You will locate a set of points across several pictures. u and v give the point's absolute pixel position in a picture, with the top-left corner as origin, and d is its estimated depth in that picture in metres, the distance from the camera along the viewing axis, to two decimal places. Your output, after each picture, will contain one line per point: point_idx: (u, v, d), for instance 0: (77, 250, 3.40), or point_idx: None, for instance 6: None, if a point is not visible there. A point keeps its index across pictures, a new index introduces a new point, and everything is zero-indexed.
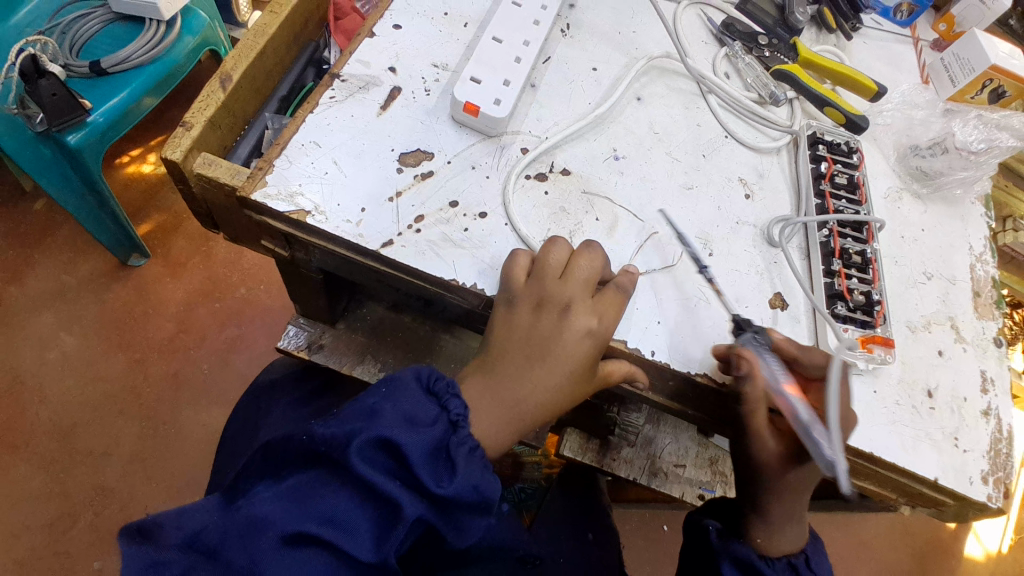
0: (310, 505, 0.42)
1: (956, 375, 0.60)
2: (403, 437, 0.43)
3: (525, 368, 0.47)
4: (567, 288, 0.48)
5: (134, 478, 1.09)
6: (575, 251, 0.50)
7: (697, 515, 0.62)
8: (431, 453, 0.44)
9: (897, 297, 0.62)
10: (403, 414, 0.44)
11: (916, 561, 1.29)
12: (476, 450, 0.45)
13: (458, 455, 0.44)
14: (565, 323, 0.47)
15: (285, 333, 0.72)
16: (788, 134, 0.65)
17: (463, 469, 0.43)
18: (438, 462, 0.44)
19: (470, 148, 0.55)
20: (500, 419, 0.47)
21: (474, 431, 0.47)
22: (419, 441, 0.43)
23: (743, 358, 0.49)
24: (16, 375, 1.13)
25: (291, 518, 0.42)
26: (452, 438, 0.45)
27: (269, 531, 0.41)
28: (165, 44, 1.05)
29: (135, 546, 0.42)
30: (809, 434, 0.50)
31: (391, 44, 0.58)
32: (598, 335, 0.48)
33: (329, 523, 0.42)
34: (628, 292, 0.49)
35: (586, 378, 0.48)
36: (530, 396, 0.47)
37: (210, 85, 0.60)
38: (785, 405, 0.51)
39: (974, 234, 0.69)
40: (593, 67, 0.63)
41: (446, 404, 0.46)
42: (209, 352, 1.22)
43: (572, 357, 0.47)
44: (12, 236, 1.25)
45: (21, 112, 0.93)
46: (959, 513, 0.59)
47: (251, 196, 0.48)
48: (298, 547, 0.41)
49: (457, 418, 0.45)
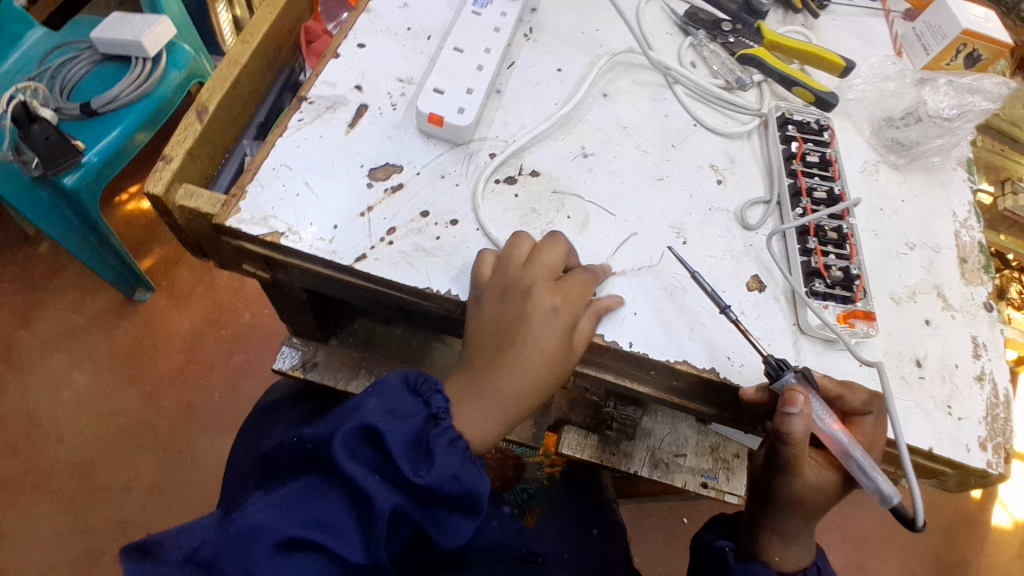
0: (302, 509, 0.43)
1: (945, 343, 0.60)
2: (383, 426, 0.44)
3: (496, 359, 0.48)
4: (530, 272, 0.49)
5: (154, 510, 1.11)
6: (537, 243, 0.51)
7: (712, 537, 0.62)
8: (412, 445, 0.45)
9: (877, 269, 0.62)
10: (386, 407, 0.46)
11: (943, 534, 1.28)
12: (456, 442, 0.46)
13: (436, 445, 0.45)
14: (528, 305, 0.48)
15: (279, 353, 0.73)
16: (757, 117, 0.66)
17: (442, 458, 0.44)
18: (417, 452, 0.45)
19: (438, 158, 0.56)
20: (481, 413, 0.47)
21: (456, 425, 0.47)
22: (400, 431, 0.44)
23: (796, 393, 0.48)
24: (33, 417, 1.16)
25: (283, 524, 0.42)
26: (433, 429, 0.46)
27: (262, 538, 0.42)
28: (153, 79, 1.07)
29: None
30: (864, 469, 0.49)
31: (356, 64, 0.59)
32: (563, 313, 0.48)
33: (317, 525, 0.43)
34: (593, 274, 0.50)
35: (561, 364, 0.48)
36: (505, 383, 0.47)
37: (188, 118, 0.62)
38: (830, 442, 0.51)
39: (957, 200, 0.69)
40: (558, 68, 0.64)
41: (428, 399, 0.47)
42: (220, 380, 1.24)
43: (543, 343, 0.47)
44: (20, 281, 1.28)
45: (18, 158, 0.95)
46: (962, 481, 0.59)
47: (225, 222, 0.49)
48: (290, 553, 0.42)
49: (438, 412, 0.46)
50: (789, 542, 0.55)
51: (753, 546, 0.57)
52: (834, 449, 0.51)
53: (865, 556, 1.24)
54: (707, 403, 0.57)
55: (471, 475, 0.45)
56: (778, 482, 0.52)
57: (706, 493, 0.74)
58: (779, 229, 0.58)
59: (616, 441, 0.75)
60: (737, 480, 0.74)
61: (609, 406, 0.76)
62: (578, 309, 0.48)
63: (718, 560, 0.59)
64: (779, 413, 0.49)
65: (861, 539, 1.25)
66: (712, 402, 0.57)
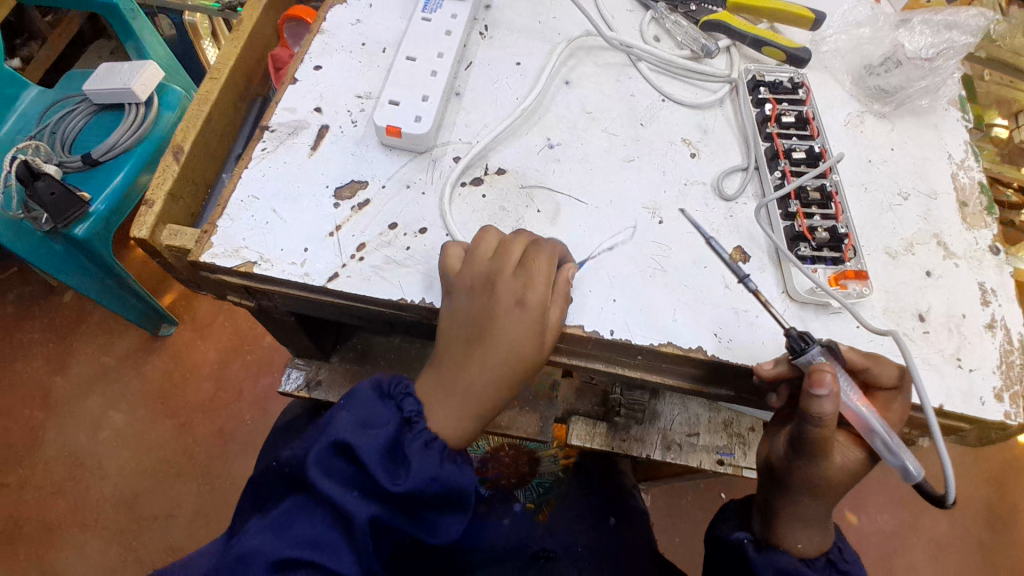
0: (292, 532, 0.45)
1: (949, 293, 0.57)
2: (356, 440, 0.45)
3: (466, 353, 0.47)
4: (496, 263, 0.48)
5: (200, 535, 1.15)
6: (502, 236, 0.50)
7: (727, 530, 0.57)
8: (386, 454, 0.46)
9: (868, 225, 0.60)
10: (358, 420, 0.47)
11: (993, 484, 1.24)
12: (432, 443, 0.47)
13: (411, 450, 0.46)
14: (495, 295, 0.47)
15: (284, 375, 0.73)
16: (727, 83, 0.64)
17: (419, 462, 0.45)
18: (394, 458, 0.46)
19: (403, 168, 0.56)
20: (454, 412, 0.47)
21: (433, 425, 0.47)
22: (372, 442, 0.45)
23: (825, 374, 0.44)
24: (76, 458, 1.21)
25: (276, 546, 0.44)
26: (408, 434, 0.47)
27: (258, 561, 0.43)
28: (148, 123, 1.07)
29: None
30: (888, 445, 0.47)
31: (313, 86, 0.60)
32: (528, 303, 0.46)
33: (311, 542, 0.44)
34: (552, 250, 0.48)
35: (526, 357, 0.47)
36: (474, 380, 0.47)
37: (164, 160, 0.63)
38: (855, 420, 0.48)
39: (950, 141, 0.66)
40: (517, 61, 0.64)
41: (400, 404, 0.48)
42: (249, 404, 1.28)
43: (512, 339, 0.46)
44: (50, 329, 1.33)
45: (28, 216, 0.98)
46: (983, 436, 0.57)
47: (201, 258, 0.50)
48: (286, 573, 0.44)
49: (411, 416, 0.47)
50: (811, 527, 0.51)
51: (774, 534, 0.53)
52: (857, 426, 0.48)
53: (914, 514, 1.20)
54: (706, 382, 0.56)
55: (450, 473, 0.46)
56: (797, 466, 0.49)
57: (724, 470, 0.73)
58: (766, 203, 0.55)
59: (625, 427, 0.73)
60: (753, 454, 0.73)
61: (614, 393, 0.73)
62: (546, 294, 0.47)
63: (739, 554, 0.54)
64: (805, 394, 0.45)
65: (907, 497, 1.21)
66: (709, 379, 0.55)
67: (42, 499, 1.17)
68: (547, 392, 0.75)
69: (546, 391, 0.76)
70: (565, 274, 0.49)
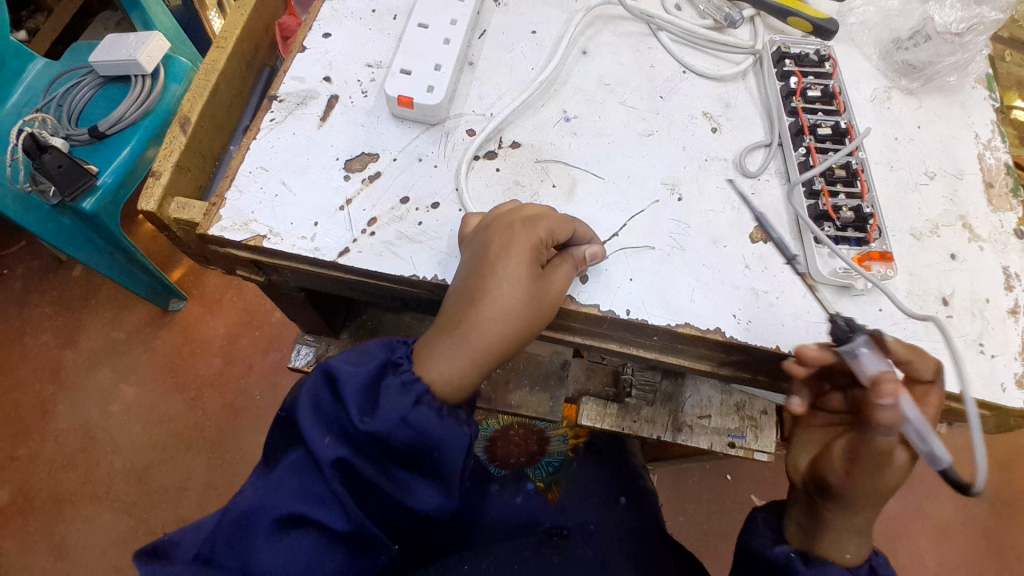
0: (286, 487, 0.45)
1: (974, 277, 0.55)
2: (340, 371, 0.46)
3: (462, 290, 0.47)
4: (493, 212, 0.49)
5: (210, 507, 1.17)
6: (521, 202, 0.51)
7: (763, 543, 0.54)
8: (366, 390, 0.45)
9: (893, 204, 0.58)
10: (349, 356, 0.47)
11: (1001, 469, 1.22)
12: (411, 386, 0.46)
13: (389, 390, 0.46)
14: (490, 227, 0.47)
15: (294, 351, 0.72)
16: (751, 55, 0.62)
17: (390, 402, 0.45)
18: (372, 397, 0.46)
19: (414, 141, 0.55)
20: (450, 352, 0.46)
21: (426, 376, 0.47)
22: (352, 375, 0.45)
23: (888, 378, 0.43)
24: (88, 430, 1.22)
25: (276, 507, 0.44)
26: (391, 375, 0.47)
27: (260, 522, 0.44)
28: (154, 95, 1.05)
29: (148, 566, 0.43)
30: (922, 435, 0.43)
31: (323, 54, 0.58)
32: (528, 231, 0.46)
33: (306, 498, 0.44)
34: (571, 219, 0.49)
35: (531, 289, 0.46)
36: (473, 315, 0.46)
37: (171, 131, 0.62)
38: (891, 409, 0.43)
39: (978, 120, 0.64)
40: (533, 30, 0.61)
41: (393, 349, 0.49)
42: (258, 378, 1.29)
43: (508, 271, 0.46)
44: (59, 303, 1.34)
45: (35, 189, 0.96)
46: (1001, 422, 0.56)
47: (208, 232, 0.49)
48: (288, 530, 0.44)
49: (399, 360, 0.48)
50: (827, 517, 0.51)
51: None
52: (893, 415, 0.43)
53: (919, 497, 1.20)
54: (723, 364, 0.54)
55: (423, 418, 0.45)
56: None
57: (735, 453, 0.72)
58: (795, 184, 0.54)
59: (636, 408, 0.73)
60: (766, 437, 0.72)
61: (626, 372, 0.74)
62: (543, 232, 0.47)
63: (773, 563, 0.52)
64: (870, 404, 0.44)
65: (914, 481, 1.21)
66: (726, 361, 0.54)
67: (55, 470, 1.18)
68: (557, 372, 0.74)
69: (556, 370, 0.74)
70: (579, 254, 0.49)
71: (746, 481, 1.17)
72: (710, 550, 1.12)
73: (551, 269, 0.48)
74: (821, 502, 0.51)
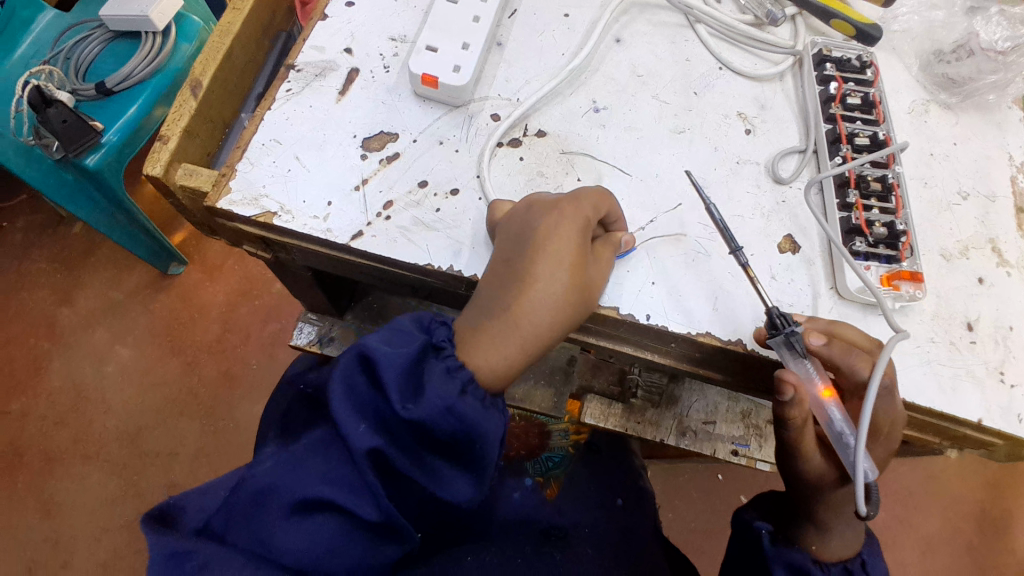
0: (311, 469, 0.43)
1: (1000, 304, 0.54)
2: (379, 353, 0.43)
3: (505, 271, 0.45)
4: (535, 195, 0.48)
5: (200, 474, 1.16)
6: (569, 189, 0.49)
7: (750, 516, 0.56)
8: (407, 375, 0.43)
9: (925, 222, 0.56)
10: (387, 336, 0.45)
11: (992, 489, 1.22)
12: (456, 373, 0.44)
13: (434, 376, 0.43)
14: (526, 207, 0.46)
15: (296, 329, 0.73)
16: (791, 55, 0.59)
17: (436, 389, 0.42)
18: (413, 382, 0.43)
19: (436, 122, 0.52)
20: (495, 335, 0.45)
21: (468, 362, 0.45)
22: (392, 358, 0.43)
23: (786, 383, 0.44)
24: (81, 389, 1.21)
25: (296, 487, 0.43)
26: (433, 359, 0.45)
27: (278, 501, 0.42)
28: (164, 54, 1.01)
29: (156, 535, 0.42)
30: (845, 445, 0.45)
31: (345, 24, 0.55)
32: (583, 218, 0.45)
33: (330, 482, 0.43)
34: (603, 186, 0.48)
35: (578, 270, 0.45)
36: (520, 297, 0.44)
37: (182, 94, 0.59)
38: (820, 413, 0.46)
39: (1014, 141, 0.61)
40: (566, 13, 0.59)
41: (432, 332, 0.46)
42: (255, 348, 1.27)
43: (558, 251, 0.44)
44: (57, 260, 1.31)
45: (39, 143, 0.93)
46: (1012, 452, 0.54)
47: (217, 205, 0.47)
48: (308, 514, 0.43)
49: (441, 343, 0.46)
50: (830, 536, 0.50)
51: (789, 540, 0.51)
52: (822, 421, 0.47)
53: (907, 511, 1.20)
54: (739, 376, 0.53)
55: (470, 409, 0.43)
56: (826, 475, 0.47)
57: (738, 462, 0.71)
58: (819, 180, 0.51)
59: (641, 410, 0.71)
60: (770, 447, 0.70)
61: (633, 373, 0.72)
62: (592, 215, 0.46)
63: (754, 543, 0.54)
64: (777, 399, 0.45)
65: (904, 495, 1.21)
66: (744, 373, 0.52)
67: (47, 427, 1.17)
68: (563, 368, 0.74)
69: (562, 367, 0.75)
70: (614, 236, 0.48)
71: (738, 482, 1.17)
72: (696, 549, 1.12)
73: (597, 257, 0.46)
74: (824, 519, 0.49)
